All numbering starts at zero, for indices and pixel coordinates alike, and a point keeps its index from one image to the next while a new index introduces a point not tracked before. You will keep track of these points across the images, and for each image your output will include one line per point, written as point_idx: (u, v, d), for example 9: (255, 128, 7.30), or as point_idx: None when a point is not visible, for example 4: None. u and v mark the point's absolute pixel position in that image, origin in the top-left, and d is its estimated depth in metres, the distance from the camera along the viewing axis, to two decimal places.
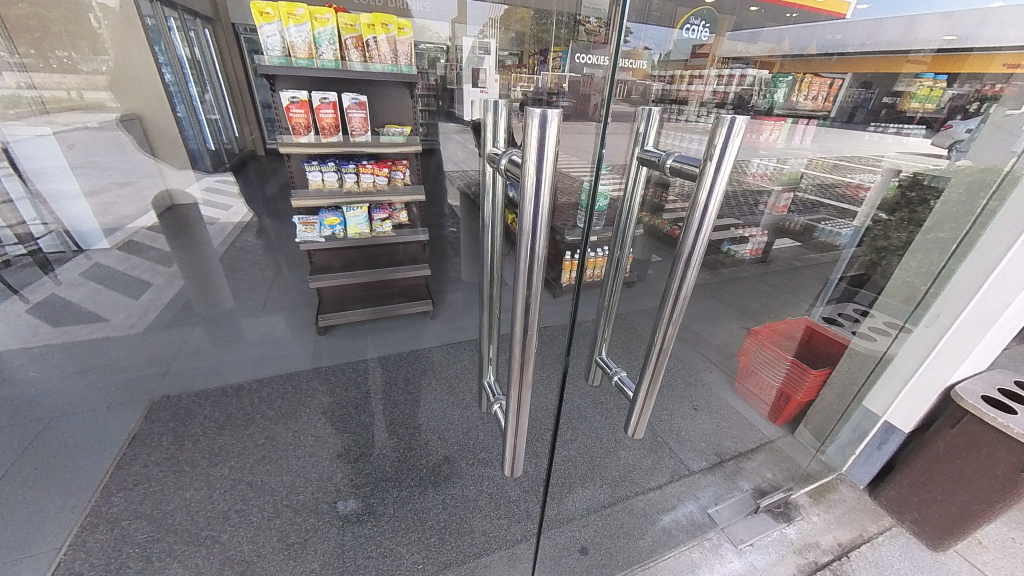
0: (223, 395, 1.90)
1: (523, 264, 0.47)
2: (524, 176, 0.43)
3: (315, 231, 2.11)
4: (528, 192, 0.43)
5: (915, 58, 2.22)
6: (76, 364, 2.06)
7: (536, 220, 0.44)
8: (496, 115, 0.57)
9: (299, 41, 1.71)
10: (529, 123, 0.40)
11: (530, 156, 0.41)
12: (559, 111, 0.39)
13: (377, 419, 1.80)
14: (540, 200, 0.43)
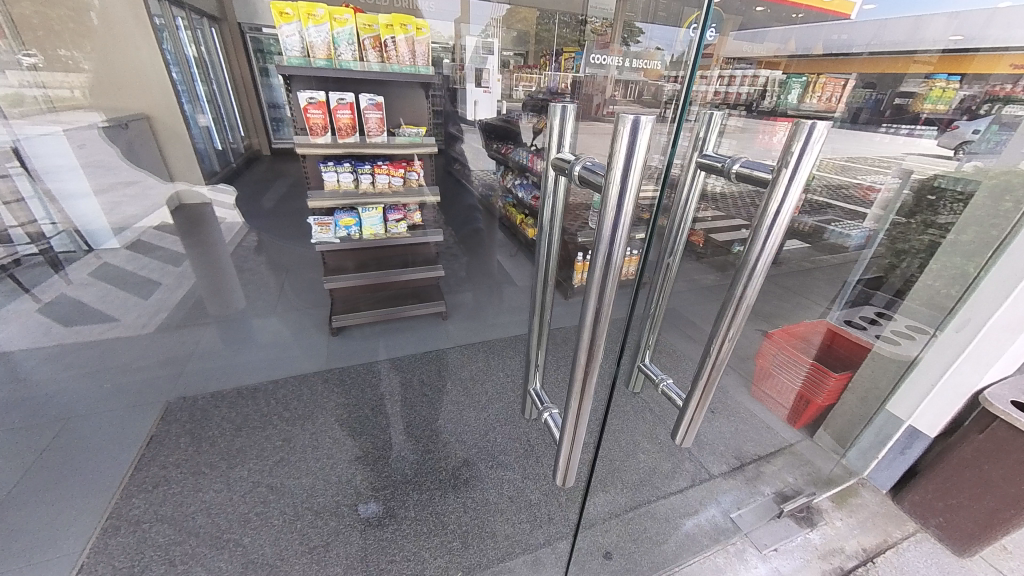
0: (240, 397, 1.90)
1: (598, 271, 0.47)
2: (608, 182, 0.43)
3: (330, 232, 2.09)
4: (611, 198, 0.43)
5: (921, 58, 2.16)
6: (91, 364, 2.06)
7: (616, 228, 0.44)
8: (561, 119, 0.57)
9: (318, 41, 1.70)
10: (619, 128, 0.40)
11: (618, 163, 0.41)
12: (650, 117, 0.39)
13: (393, 422, 1.79)
14: (623, 206, 0.42)
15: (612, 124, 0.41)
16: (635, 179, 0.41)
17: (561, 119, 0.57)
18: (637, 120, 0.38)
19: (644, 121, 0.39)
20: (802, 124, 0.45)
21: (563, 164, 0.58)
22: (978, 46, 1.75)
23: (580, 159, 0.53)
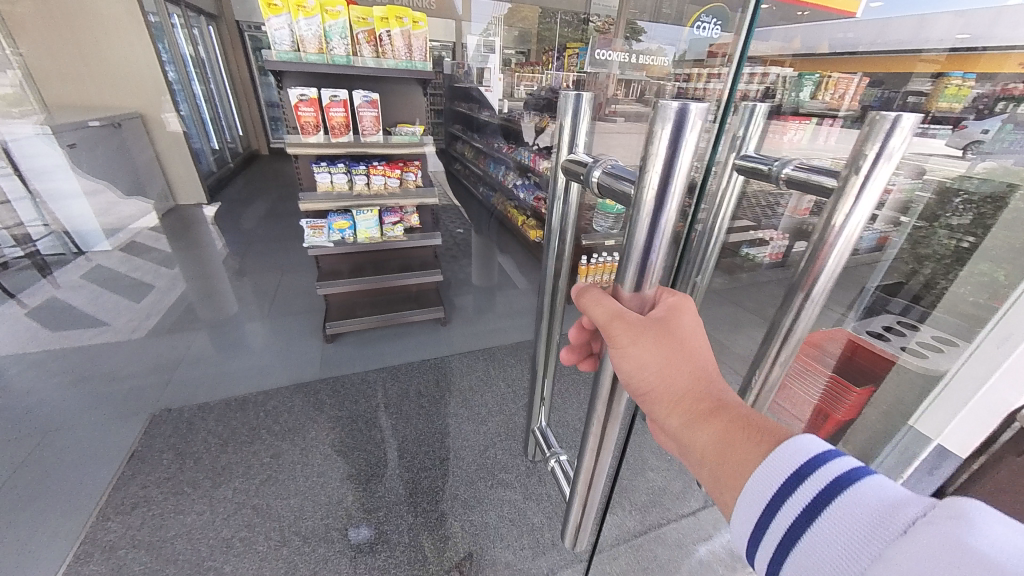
0: (227, 408, 1.81)
1: (630, 283, 0.42)
2: (642, 183, 0.37)
3: (324, 236, 2.01)
4: (647, 204, 0.37)
5: (928, 56, 1.67)
6: (74, 374, 1.97)
7: (653, 239, 0.38)
8: (575, 116, 0.54)
9: (309, 36, 1.60)
10: (657, 123, 0.34)
11: (655, 158, 0.35)
12: (702, 106, 0.32)
13: (388, 436, 1.70)
14: (664, 210, 0.37)
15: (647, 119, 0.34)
16: (679, 177, 0.35)
17: (578, 116, 0.53)
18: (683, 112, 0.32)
19: (691, 114, 0.32)
20: (882, 121, 0.37)
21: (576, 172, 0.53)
22: (982, 46, 1.46)
23: (602, 163, 0.49)
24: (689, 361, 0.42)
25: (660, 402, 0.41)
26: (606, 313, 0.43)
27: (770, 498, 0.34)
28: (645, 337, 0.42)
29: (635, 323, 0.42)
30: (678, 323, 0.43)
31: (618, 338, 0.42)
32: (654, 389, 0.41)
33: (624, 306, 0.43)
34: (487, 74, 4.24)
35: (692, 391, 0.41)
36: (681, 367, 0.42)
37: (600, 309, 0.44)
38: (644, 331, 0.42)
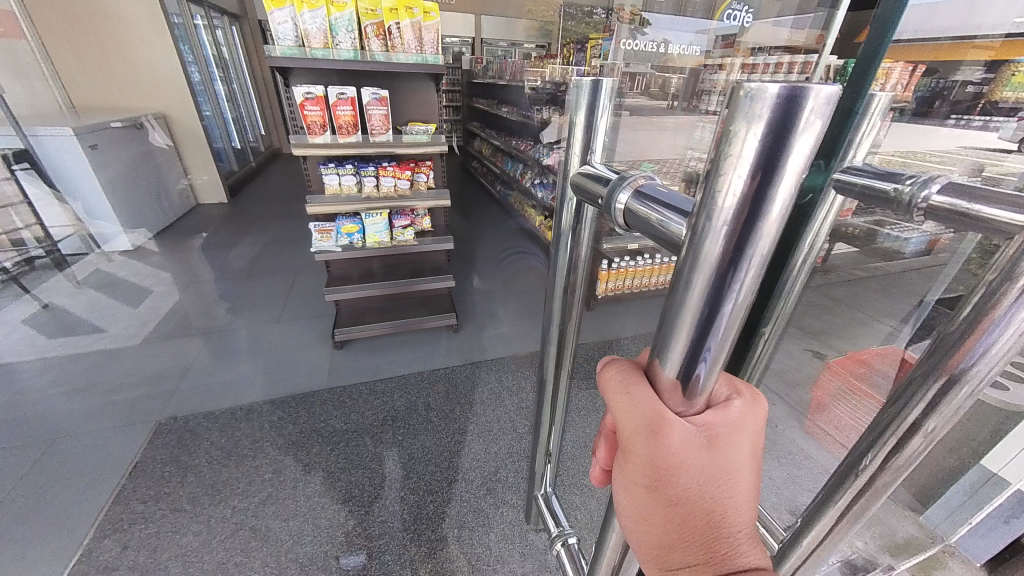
0: (232, 418, 1.76)
1: (681, 347, 0.29)
2: (711, 204, 0.25)
3: (332, 240, 1.92)
4: (720, 233, 0.25)
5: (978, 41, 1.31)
6: (86, 379, 1.97)
7: (723, 297, 0.26)
8: (589, 112, 0.46)
9: (314, 29, 1.51)
10: (745, 118, 0.21)
11: (742, 164, 0.23)
12: (832, 89, 0.20)
13: (394, 453, 1.61)
14: (750, 246, 0.24)
15: (728, 104, 0.22)
16: (776, 202, 0.23)
17: (593, 115, 0.45)
18: (797, 95, 0.20)
19: (809, 102, 0.20)
20: None
21: (588, 183, 0.43)
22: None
23: (629, 185, 0.35)
24: (721, 510, 0.32)
25: (661, 535, 0.33)
26: (635, 421, 0.31)
27: None
28: (676, 469, 0.31)
29: (674, 452, 0.30)
30: (731, 454, 0.31)
31: (638, 458, 0.32)
32: (658, 522, 0.33)
33: (661, 418, 0.31)
34: (504, 70, 4.12)
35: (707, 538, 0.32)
36: (706, 513, 0.32)
37: (628, 410, 0.32)
38: (684, 472, 0.31)
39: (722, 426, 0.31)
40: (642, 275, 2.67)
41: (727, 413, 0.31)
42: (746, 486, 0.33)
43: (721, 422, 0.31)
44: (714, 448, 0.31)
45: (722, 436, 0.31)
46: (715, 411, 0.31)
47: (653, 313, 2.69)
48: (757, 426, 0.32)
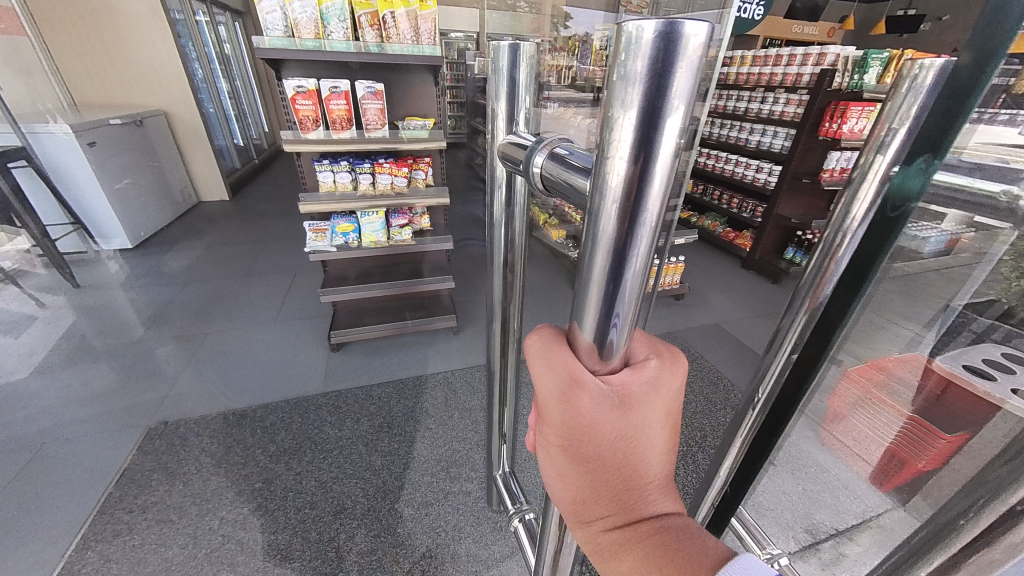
0: (224, 423, 1.71)
1: (594, 312, 0.30)
2: (608, 162, 0.26)
3: (326, 240, 1.86)
4: (615, 190, 0.26)
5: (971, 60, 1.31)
6: (80, 380, 1.94)
7: (627, 254, 0.27)
8: (511, 75, 0.43)
9: (304, 19, 1.44)
10: (629, 64, 0.22)
11: (630, 115, 0.23)
12: (700, 35, 0.21)
13: (389, 463, 1.55)
14: (644, 202, 0.25)
15: (615, 56, 0.23)
16: (663, 155, 0.24)
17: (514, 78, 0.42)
18: (672, 38, 0.21)
19: (683, 50, 0.21)
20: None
21: (513, 154, 0.43)
22: None
23: (545, 145, 0.37)
24: (635, 464, 0.34)
25: (580, 492, 0.35)
26: (552, 385, 0.32)
27: None
28: (589, 429, 0.32)
29: (587, 411, 0.32)
30: (643, 411, 0.33)
31: (554, 420, 0.33)
32: (578, 481, 0.34)
33: (577, 378, 0.31)
34: None
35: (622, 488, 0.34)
36: (621, 466, 0.34)
37: (544, 376, 0.33)
38: (596, 429, 0.32)
39: (634, 383, 0.32)
40: None
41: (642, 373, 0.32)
42: (659, 441, 0.35)
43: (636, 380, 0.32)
44: (628, 405, 0.32)
45: (636, 395, 0.32)
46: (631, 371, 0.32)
47: (659, 315, 2.61)
48: (669, 384, 0.34)
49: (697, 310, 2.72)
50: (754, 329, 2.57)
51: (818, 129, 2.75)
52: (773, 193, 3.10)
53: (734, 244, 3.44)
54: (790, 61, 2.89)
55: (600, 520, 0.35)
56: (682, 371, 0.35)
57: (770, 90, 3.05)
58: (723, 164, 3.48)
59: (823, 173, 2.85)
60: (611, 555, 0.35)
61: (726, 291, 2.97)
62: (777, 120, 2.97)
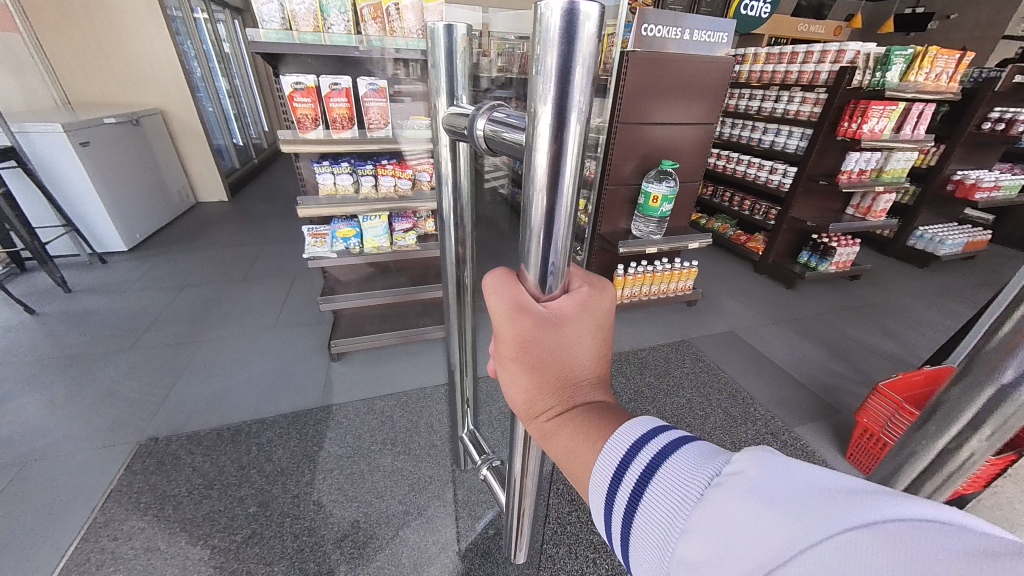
0: (218, 440, 1.62)
1: (538, 240, 0.38)
2: (537, 115, 0.33)
3: (326, 245, 1.76)
4: (545, 140, 0.33)
5: None
6: (68, 392, 1.85)
7: (556, 191, 0.35)
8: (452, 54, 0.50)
9: (303, 11, 1.36)
10: (544, 31, 0.29)
11: (549, 75, 0.30)
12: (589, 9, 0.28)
13: (393, 484, 1.46)
14: (564, 146, 0.33)
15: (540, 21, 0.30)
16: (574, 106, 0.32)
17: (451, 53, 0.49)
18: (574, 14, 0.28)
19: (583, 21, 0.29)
20: None
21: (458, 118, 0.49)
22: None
23: (483, 111, 0.44)
24: (569, 364, 0.43)
25: (532, 391, 0.44)
26: (502, 308, 0.41)
27: (626, 470, 0.38)
28: (533, 338, 0.41)
29: (531, 326, 0.41)
30: (574, 323, 0.42)
31: (506, 336, 0.42)
32: (528, 381, 0.44)
33: (524, 301, 0.41)
34: None
35: (562, 387, 0.44)
36: (560, 368, 0.43)
37: (497, 305, 0.42)
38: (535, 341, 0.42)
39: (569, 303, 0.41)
40: (661, 281, 2.48)
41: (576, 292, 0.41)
42: (590, 348, 0.44)
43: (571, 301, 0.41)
44: (563, 318, 0.42)
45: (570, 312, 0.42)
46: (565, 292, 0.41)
47: (670, 321, 2.52)
48: (597, 304, 0.43)
49: (710, 316, 2.63)
50: (770, 336, 2.47)
51: (836, 129, 2.65)
52: (787, 195, 3.00)
53: (745, 248, 3.34)
54: (806, 59, 2.80)
55: (548, 413, 0.44)
56: (608, 292, 0.44)
57: (785, 88, 2.95)
58: (734, 165, 3.39)
59: (841, 175, 2.71)
60: (555, 440, 0.44)
61: (739, 297, 2.88)
62: (792, 119, 2.87)
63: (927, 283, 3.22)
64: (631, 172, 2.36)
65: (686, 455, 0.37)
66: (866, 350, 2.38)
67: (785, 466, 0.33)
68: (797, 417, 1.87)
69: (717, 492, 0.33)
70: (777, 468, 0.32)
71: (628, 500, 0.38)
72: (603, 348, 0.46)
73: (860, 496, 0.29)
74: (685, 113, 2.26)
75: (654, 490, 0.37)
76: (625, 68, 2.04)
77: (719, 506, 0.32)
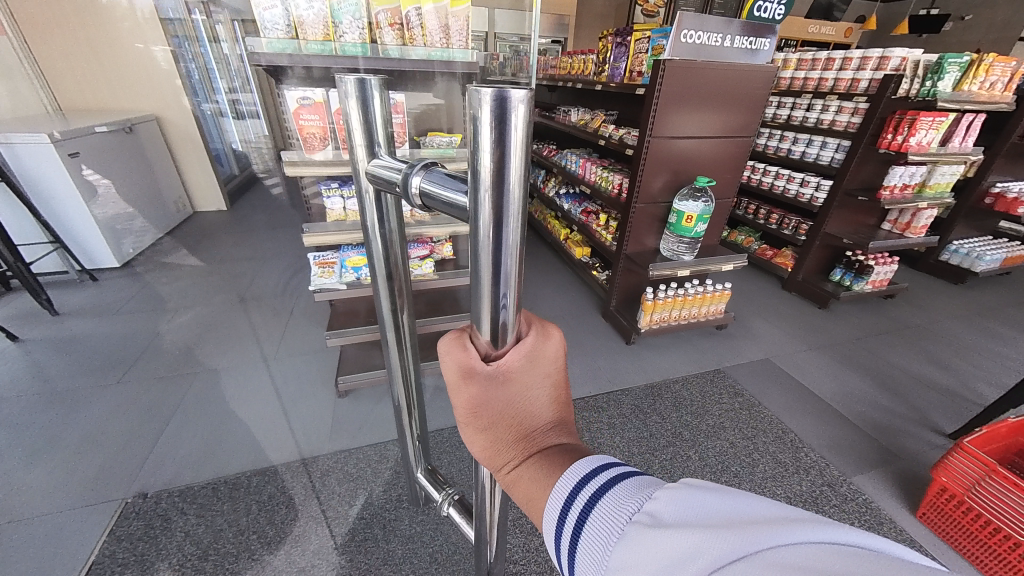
0: (214, 496, 1.45)
1: (489, 305, 0.36)
2: (478, 184, 0.30)
3: (334, 277, 1.57)
4: (487, 215, 0.32)
5: None
6: (50, 435, 1.68)
7: (502, 255, 0.33)
8: (363, 105, 0.40)
9: (311, 18, 1.17)
10: (480, 106, 0.27)
11: (482, 157, 0.29)
12: (521, 90, 0.26)
13: (412, 554, 1.29)
14: (507, 216, 0.31)
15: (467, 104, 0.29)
16: (514, 177, 0.30)
17: (365, 107, 0.39)
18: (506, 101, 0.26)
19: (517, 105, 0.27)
20: None
21: (384, 179, 0.41)
22: None
23: (417, 169, 0.38)
24: (524, 418, 0.43)
25: (490, 446, 0.44)
26: (452, 379, 0.39)
27: (575, 515, 0.42)
28: (487, 404, 0.40)
29: (485, 392, 0.39)
30: (527, 380, 0.41)
31: (459, 402, 0.40)
32: (485, 438, 0.43)
33: (472, 368, 0.38)
34: None
35: (522, 438, 0.44)
36: (518, 421, 0.43)
37: (450, 373, 0.40)
38: (490, 402, 0.40)
39: (524, 361, 0.40)
40: (692, 305, 2.30)
41: (530, 347, 0.39)
42: (545, 397, 0.44)
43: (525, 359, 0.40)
44: (518, 378, 0.40)
45: (525, 370, 0.40)
46: (516, 351, 0.39)
47: (700, 348, 2.36)
48: (552, 353, 0.42)
49: (741, 341, 2.46)
50: (808, 364, 2.30)
51: (877, 141, 2.49)
52: (820, 209, 2.83)
53: (772, 264, 3.16)
54: (844, 65, 2.61)
55: (509, 463, 0.45)
56: (558, 338, 0.42)
57: (818, 96, 2.77)
58: (760, 176, 3.21)
59: (884, 190, 2.54)
60: (517, 488, 0.45)
61: (770, 318, 2.71)
62: (827, 130, 2.69)
63: (965, 302, 3.04)
64: (660, 188, 2.19)
65: (625, 497, 0.41)
66: (914, 380, 2.21)
67: (700, 497, 0.38)
68: (851, 463, 1.70)
69: (637, 529, 0.37)
70: (694, 502, 0.38)
71: (569, 528, 0.42)
72: (561, 393, 0.45)
73: (760, 528, 0.34)
74: (721, 125, 2.08)
75: (595, 524, 0.40)
76: (660, 78, 1.86)
77: (642, 545, 0.36)
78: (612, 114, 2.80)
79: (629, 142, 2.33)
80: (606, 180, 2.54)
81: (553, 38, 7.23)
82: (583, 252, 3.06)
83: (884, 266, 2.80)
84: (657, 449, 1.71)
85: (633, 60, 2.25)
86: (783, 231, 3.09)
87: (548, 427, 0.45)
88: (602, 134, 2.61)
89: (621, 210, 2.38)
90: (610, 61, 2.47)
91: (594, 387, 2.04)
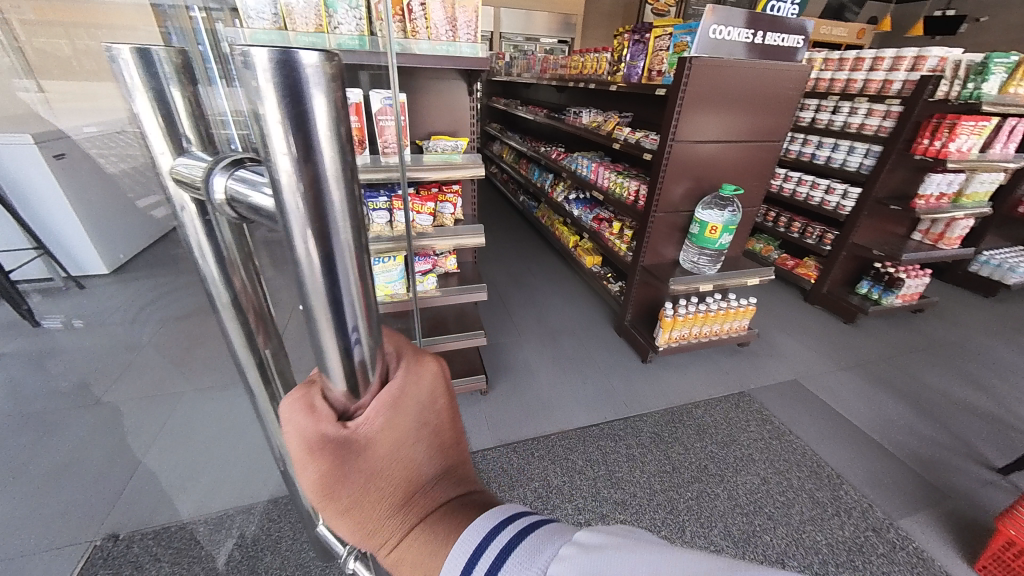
0: (192, 540, 1.30)
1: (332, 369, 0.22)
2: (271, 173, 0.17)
3: None
4: (305, 245, 0.19)
5: None
6: (17, 465, 1.54)
7: (339, 294, 0.20)
8: (160, 102, 0.24)
9: (302, 8, 1.01)
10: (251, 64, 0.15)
11: (271, 135, 0.16)
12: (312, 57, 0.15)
13: None
14: (335, 242, 0.19)
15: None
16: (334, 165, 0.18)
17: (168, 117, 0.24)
18: (295, 65, 0.15)
19: (315, 77, 0.16)
20: None
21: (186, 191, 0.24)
22: None
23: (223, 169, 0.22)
24: (412, 486, 0.25)
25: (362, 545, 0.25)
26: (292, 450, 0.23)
27: None
28: (346, 487, 0.23)
29: (338, 462, 0.23)
30: (405, 430, 0.25)
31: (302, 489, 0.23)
32: (353, 534, 0.25)
33: (314, 433, 0.22)
34: (533, 65, 3.98)
35: (400, 513, 0.25)
36: (393, 486, 0.25)
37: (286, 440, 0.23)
38: (345, 477, 0.23)
39: (392, 408, 0.24)
40: (714, 322, 2.15)
41: (401, 387, 0.25)
42: (441, 451, 0.27)
43: (392, 401, 0.24)
44: (392, 438, 0.24)
45: (400, 421, 0.24)
46: (382, 393, 0.24)
47: (721, 367, 2.21)
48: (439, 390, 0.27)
49: (765, 359, 2.30)
50: (839, 386, 2.14)
51: (912, 146, 2.33)
52: (847, 218, 2.66)
53: (794, 274, 3.00)
54: (875, 65, 2.47)
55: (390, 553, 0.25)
56: (440, 366, 0.28)
57: (846, 98, 2.62)
58: (780, 182, 3.04)
59: (919, 199, 2.40)
60: None
61: (793, 334, 2.55)
62: (856, 134, 2.54)
63: (999, 317, 2.87)
64: (681, 196, 2.04)
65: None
66: (954, 405, 2.05)
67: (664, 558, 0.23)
68: (896, 503, 1.54)
69: None
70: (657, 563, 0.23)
71: None
72: (460, 438, 0.29)
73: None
74: (747, 129, 1.93)
75: None
76: (685, 77, 1.71)
77: None
78: (626, 116, 2.65)
79: (647, 146, 2.18)
80: (621, 187, 2.39)
81: (559, 37, 7.11)
82: (594, 261, 2.91)
83: (914, 279, 2.65)
84: (681, 486, 1.55)
85: (652, 58, 2.10)
86: (805, 241, 2.92)
87: (455, 490, 0.27)
88: (616, 137, 2.46)
89: (636, 219, 2.23)
90: (626, 60, 2.33)
91: (610, 411, 1.88)
